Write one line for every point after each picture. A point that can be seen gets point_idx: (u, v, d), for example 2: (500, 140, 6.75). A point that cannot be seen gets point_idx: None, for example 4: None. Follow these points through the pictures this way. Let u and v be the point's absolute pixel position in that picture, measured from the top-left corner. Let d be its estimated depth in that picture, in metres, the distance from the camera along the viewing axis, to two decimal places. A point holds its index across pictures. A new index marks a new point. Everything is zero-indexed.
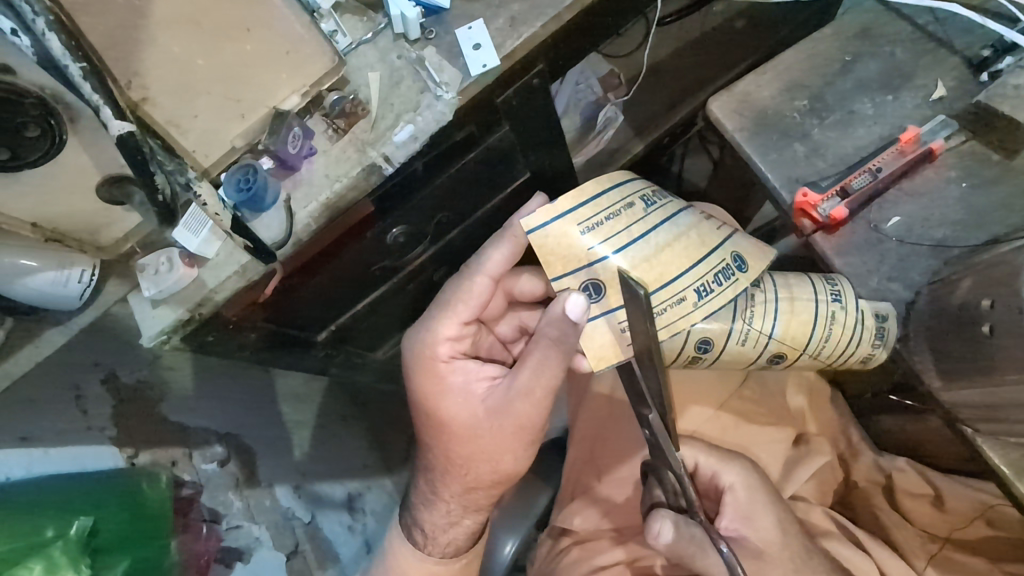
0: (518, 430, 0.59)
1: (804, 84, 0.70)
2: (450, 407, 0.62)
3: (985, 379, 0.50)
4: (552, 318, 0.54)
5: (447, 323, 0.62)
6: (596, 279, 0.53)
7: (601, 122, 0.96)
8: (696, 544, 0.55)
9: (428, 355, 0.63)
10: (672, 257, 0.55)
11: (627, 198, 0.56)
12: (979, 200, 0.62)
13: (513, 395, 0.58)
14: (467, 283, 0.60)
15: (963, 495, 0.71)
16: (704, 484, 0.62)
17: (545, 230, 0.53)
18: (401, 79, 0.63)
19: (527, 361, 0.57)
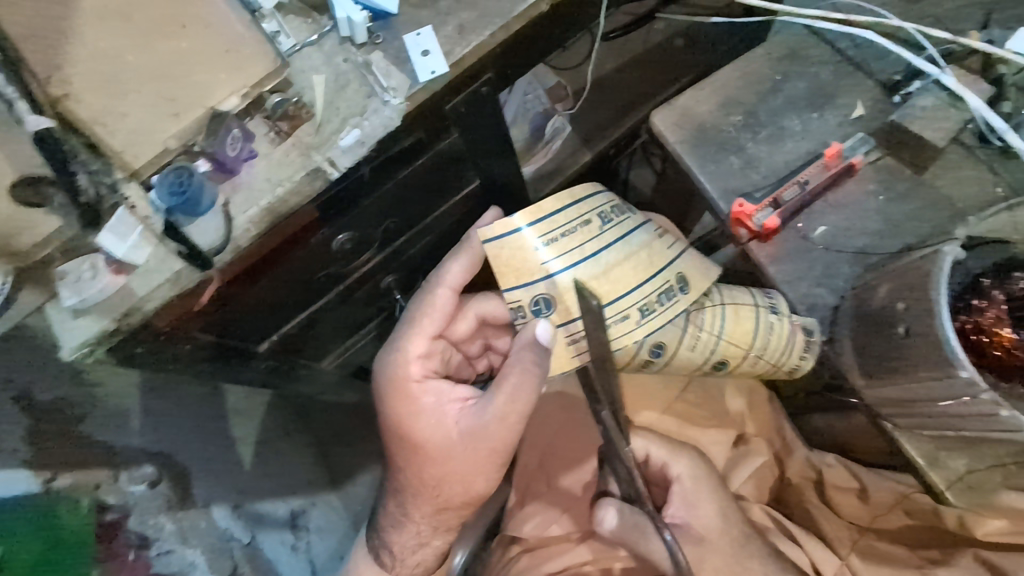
0: (493, 454, 0.55)
1: (739, 100, 0.74)
2: (423, 431, 0.57)
3: (899, 376, 0.53)
4: (523, 343, 0.54)
5: (415, 341, 0.57)
6: (548, 293, 0.52)
7: (550, 131, 0.99)
8: (639, 530, 0.57)
9: (397, 376, 0.58)
10: (619, 277, 0.53)
11: (582, 215, 0.54)
12: (895, 211, 0.68)
13: (488, 419, 0.54)
14: (431, 298, 0.56)
15: (884, 486, 0.75)
16: (653, 473, 0.63)
17: (500, 241, 0.52)
18: (348, 83, 0.62)
19: (504, 380, 0.54)
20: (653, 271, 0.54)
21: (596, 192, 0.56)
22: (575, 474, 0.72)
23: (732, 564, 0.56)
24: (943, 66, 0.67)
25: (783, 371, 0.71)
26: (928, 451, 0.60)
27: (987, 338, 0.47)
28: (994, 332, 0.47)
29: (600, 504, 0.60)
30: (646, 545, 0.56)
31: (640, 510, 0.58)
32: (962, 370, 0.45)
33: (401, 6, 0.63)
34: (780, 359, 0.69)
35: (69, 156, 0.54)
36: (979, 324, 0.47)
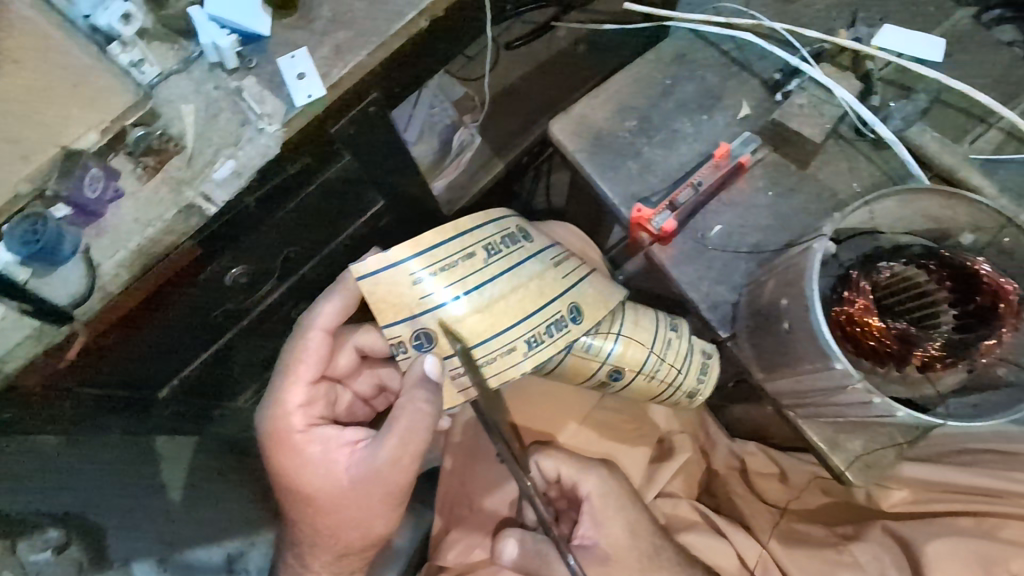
0: (386, 496, 0.56)
1: (632, 106, 0.75)
2: (311, 481, 0.57)
3: (791, 370, 0.55)
4: (413, 379, 0.54)
5: (293, 390, 0.57)
6: (426, 328, 0.53)
7: (457, 144, 0.98)
8: (541, 558, 0.62)
9: (281, 428, 0.58)
10: (505, 309, 0.53)
11: (468, 247, 0.53)
12: (784, 206, 0.70)
13: (378, 464, 0.55)
14: (302, 343, 0.57)
15: (801, 468, 0.78)
16: (567, 490, 0.67)
17: (376, 277, 0.51)
18: (220, 111, 0.58)
19: (391, 423, 0.55)
20: (541, 302, 0.55)
21: (485, 222, 0.55)
22: (499, 493, 0.71)
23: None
24: (813, 64, 0.71)
25: (680, 398, 0.69)
26: (829, 436, 0.63)
27: (860, 327, 0.49)
28: (864, 321, 0.49)
29: (504, 534, 0.64)
30: (551, 567, 0.61)
31: (543, 537, 0.62)
32: (838, 361, 0.47)
33: (274, 28, 0.60)
34: (675, 380, 0.66)
35: None
36: (850, 314, 0.49)
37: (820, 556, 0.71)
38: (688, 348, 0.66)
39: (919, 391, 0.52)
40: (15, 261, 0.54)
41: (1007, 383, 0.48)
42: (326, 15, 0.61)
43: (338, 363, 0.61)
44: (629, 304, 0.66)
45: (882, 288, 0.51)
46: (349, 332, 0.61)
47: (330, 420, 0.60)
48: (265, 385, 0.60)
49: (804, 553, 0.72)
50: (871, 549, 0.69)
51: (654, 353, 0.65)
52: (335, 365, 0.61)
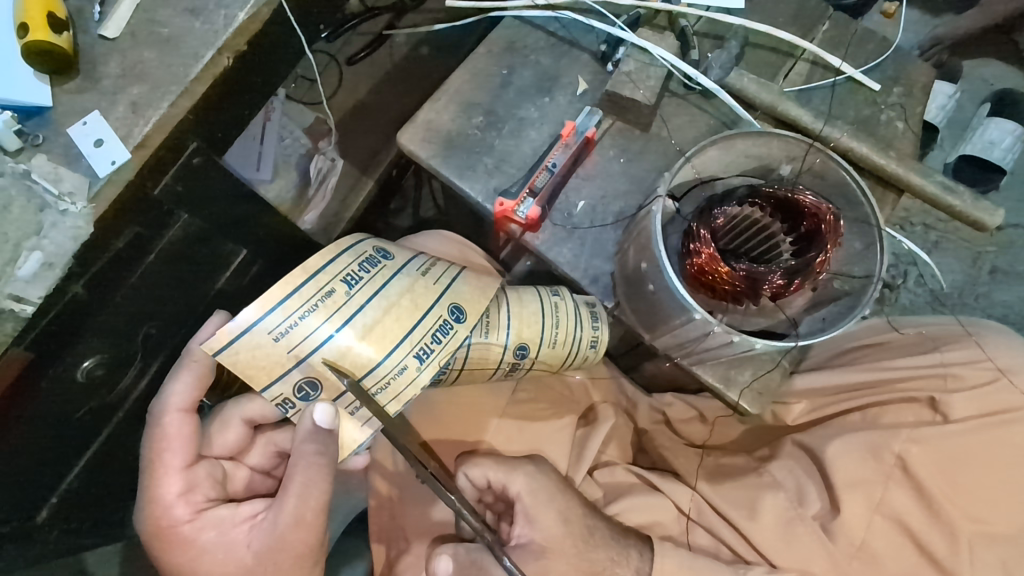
0: (299, 560, 0.54)
1: (475, 102, 0.75)
2: (212, 568, 0.54)
3: (666, 325, 0.58)
4: (304, 434, 0.50)
5: (167, 480, 0.54)
6: (310, 376, 0.49)
7: (316, 174, 0.93)
8: (478, 566, 0.60)
9: (166, 523, 0.54)
10: (385, 332, 0.50)
11: (323, 285, 0.48)
12: (637, 169, 0.73)
13: (281, 528, 0.52)
14: (159, 429, 0.54)
15: (712, 405, 0.83)
16: (500, 492, 0.66)
17: (233, 348, 0.46)
18: (10, 201, 0.52)
19: (287, 483, 0.52)
20: (419, 314, 0.52)
21: (338, 252, 0.50)
22: (431, 515, 0.69)
23: (576, 563, 0.62)
24: (630, 31, 0.73)
25: (586, 352, 0.68)
26: (721, 373, 0.66)
27: (711, 275, 0.52)
28: (713, 269, 0.51)
29: (437, 553, 0.61)
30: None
31: (476, 547, 0.61)
32: (696, 313, 0.50)
33: (57, 96, 0.55)
34: (574, 339, 0.66)
35: None
36: (700, 265, 0.52)
37: (742, 479, 0.73)
38: (575, 306, 0.67)
39: (775, 318, 0.56)
40: None
41: (845, 292, 0.54)
42: (114, 71, 0.56)
43: (219, 441, 0.58)
44: (509, 290, 0.66)
45: (720, 230, 0.54)
46: (225, 407, 0.58)
47: (222, 501, 0.56)
48: (137, 484, 0.56)
49: (731, 485, 0.73)
50: (785, 464, 0.73)
51: (547, 322, 0.64)
52: (215, 444, 0.58)
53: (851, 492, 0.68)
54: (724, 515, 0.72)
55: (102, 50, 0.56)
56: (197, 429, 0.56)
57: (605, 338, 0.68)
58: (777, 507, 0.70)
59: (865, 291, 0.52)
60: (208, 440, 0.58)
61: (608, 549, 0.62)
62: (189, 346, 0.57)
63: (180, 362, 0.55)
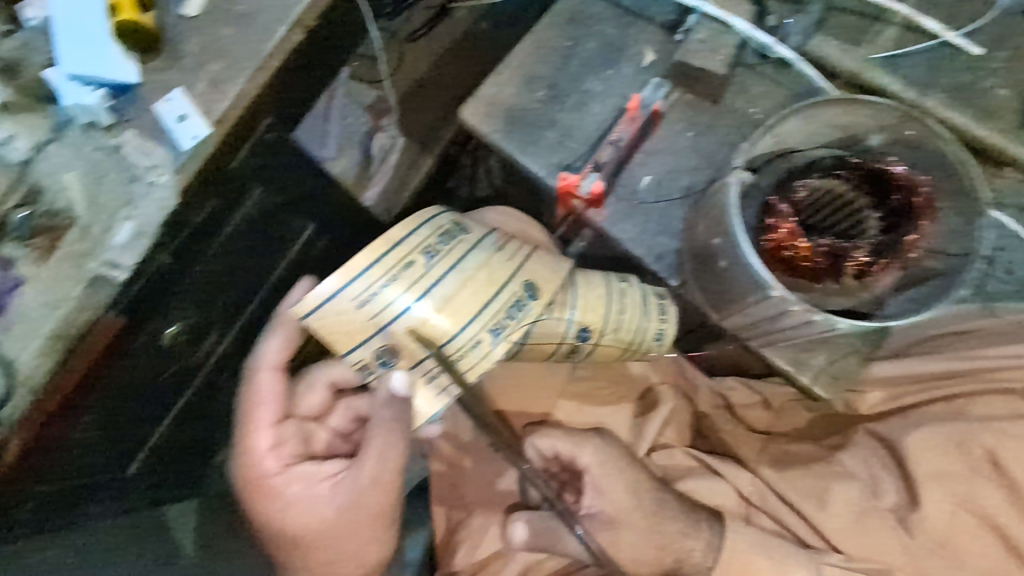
0: (375, 519, 0.57)
1: (538, 75, 0.74)
2: (296, 519, 0.57)
3: (738, 305, 0.56)
4: (383, 400, 0.52)
5: (260, 434, 0.57)
6: (389, 344, 0.49)
7: (378, 152, 0.95)
8: (552, 533, 0.63)
9: (258, 474, 0.58)
10: (461, 305, 0.48)
11: (403, 257, 0.47)
12: (706, 143, 0.70)
13: (360, 487, 0.55)
14: (253, 387, 0.58)
15: (779, 393, 0.80)
16: (564, 465, 0.65)
17: (319, 313, 0.47)
18: (105, 173, 0.55)
19: (365, 446, 0.55)
20: (495, 289, 0.50)
21: (418, 223, 0.48)
22: (496, 486, 0.69)
23: (646, 533, 0.60)
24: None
25: (649, 343, 0.66)
26: (793, 356, 0.64)
27: (790, 252, 0.51)
28: (792, 246, 0.51)
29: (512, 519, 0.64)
30: (564, 544, 0.62)
31: (550, 515, 0.63)
32: (772, 289, 0.48)
33: (142, 73, 0.57)
34: (637, 328, 0.63)
35: None
36: (778, 241, 0.51)
37: (811, 471, 0.70)
38: (641, 294, 0.64)
39: (857, 297, 0.51)
40: None
41: (940, 271, 0.49)
42: (195, 49, 0.58)
43: (306, 401, 0.61)
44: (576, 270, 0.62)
45: (800, 208, 0.53)
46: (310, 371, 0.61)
47: (307, 457, 0.59)
48: (233, 436, 0.60)
49: (799, 473, 0.71)
50: (859, 454, 0.70)
51: (612, 306, 0.61)
52: (302, 404, 0.61)
53: (935, 485, 0.64)
54: (792, 504, 0.70)
55: (184, 29, 0.58)
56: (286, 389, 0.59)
57: (670, 333, 0.66)
58: (851, 499, 0.67)
59: (964, 270, 0.47)
60: (296, 400, 0.61)
61: (678, 522, 0.61)
62: (282, 309, 0.59)
63: (273, 324, 0.58)
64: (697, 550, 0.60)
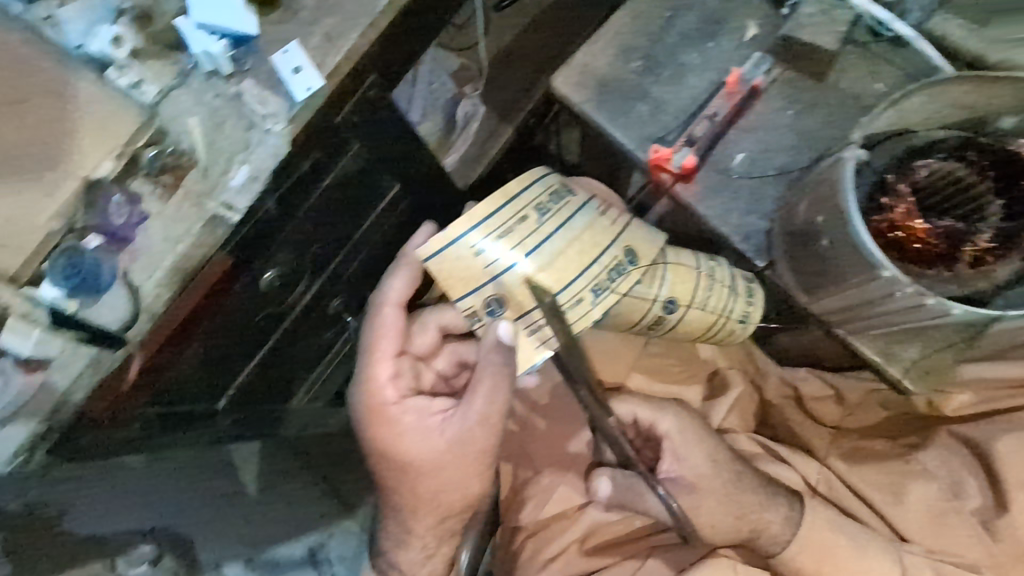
0: (481, 455, 0.60)
1: (634, 45, 0.72)
2: (411, 448, 0.60)
3: (835, 286, 0.56)
4: (488, 347, 0.53)
5: (381, 364, 0.59)
6: (499, 293, 0.50)
7: (461, 118, 0.96)
8: (634, 491, 0.65)
9: (375, 403, 0.60)
10: (569, 261, 0.51)
11: (519, 210, 0.50)
12: (806, 122, 0.67)
13: (471, 424, 0.58)
14: (376, 318, 0.59)
15: (857, 386, 0.75)
16: (644, 431, 0.68)
17: (439, 257, 0.49)
18: (225, 119, 0.58)
19: (476, 388, 0.57)
20: (598, 251, 0.53)
21: (532, 180, 0.52)
22: (566, 448, 0.74)
23: (724, 502, 0.64)
24: None
25: (732, 325, 0.68)
26: (881, 348, 0.63)
27: (903, 232, 0.50)
28: (908, 225, 0.50)
29: (593, 474, 0.67)
30: (644, 501, 0.64)
31: (632, 473, 0.65)
32: (885, 268, 0.47)
33: (260, 25, 0.59)
34: (724, 306, 0.66)
35: None
36: (892, 221, 0.50)
37: (886, 471, 0.70)
38: (732, 275, 0.67)
39: (974, 285, 0.50)
40: (58, 296, 0.53)
41: None
42: (310, 5, 0.60)
43: (419, 341, 0.62)
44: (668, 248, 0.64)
45: (916, 189, 0.51)
46: (423, 311, 0.62)
47: (418, 392, 0.62)
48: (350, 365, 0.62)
49: (873, 468, 0.71)
50: (938, 454, 0.69)
51: (700, 282, 0.64)
52: (415, 342, 0.62)
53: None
54: (863, 497, 0.71)
55: None
56: (405, 325, 0.60)
57: (754, 317, 0.69)
58: (928, 496, 0.67)
59: None
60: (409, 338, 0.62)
61: (755, 493, 0.64)
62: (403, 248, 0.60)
63: (396, 262, 0.59)
64: (775, 522, 0.65)
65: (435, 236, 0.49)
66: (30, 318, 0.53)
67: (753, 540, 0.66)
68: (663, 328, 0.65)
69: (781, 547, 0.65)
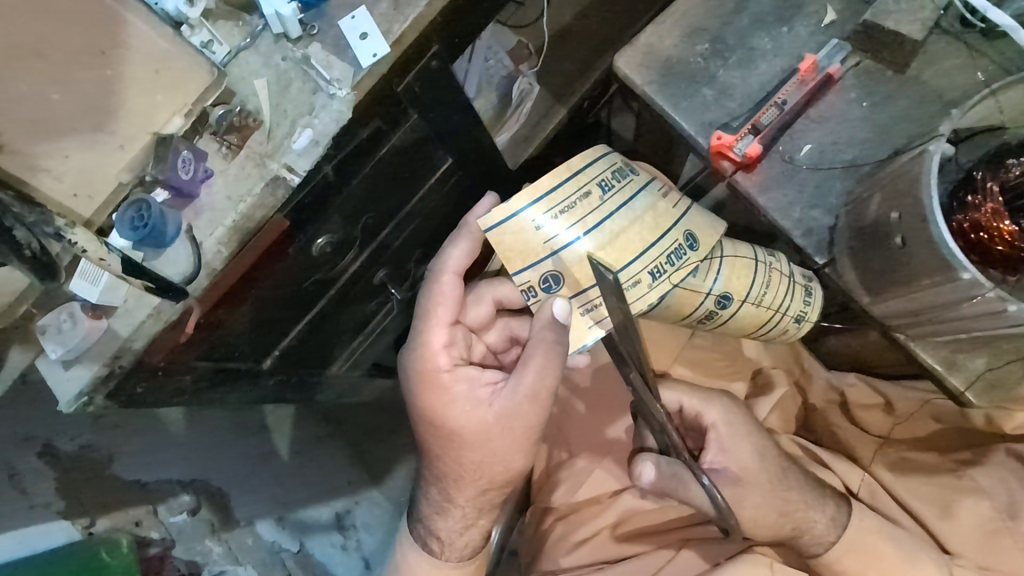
0: (527, 431, 0.60)
1: (703, 27, 0.68)
2: (460, 417, 0.60)
3: (904, 287, 0.54)
4: (541, 323, 0.56)
5: (436, 331, 0.60)
6: (555, 270, 0.54)
7: (517, 95, 0.95)
8: (678, 479, 0.64)
9: (427, 369, 0.61)
10: (626, 243, 0.54)
11: (583, 187, 0.54)
12: (881, 115, 0.64)
13: (521, 397, 0.59)
14: (435, 285, 0.60)
15: (910, 396, 0.72)
16: (689, 421, 0.68)
17: (501, 227, 0.52)
18: (290, 82, 0.59)
19: (527, 361, 0.58)
20: (658, 233, 0.56)
21: (596, 159, 0.55)
22: (605, 434, 0.77)
23: (770, 497, 0.63)
24: None
25: (788, 323, 0.67)
26: (945, 356, 0.59)
27: (988, 234, 0.47)
28: (994, 227, 0.47)
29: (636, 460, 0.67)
30: (688, 489, 0.63)
31: (676, 460, 0.64)
32: (964, 272, 0.46)
33: None
34: (782, 301, 0.65)
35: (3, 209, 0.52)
36: (976, 221, 0.48)
37: (933, 484, 0.68)
38: (790, 271, 0.66)
39: None
40: (128, 245, 0.59)
41: None
42: None
43: (473, 313, 0.64)
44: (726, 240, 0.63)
45: (1005, 188, 0.49)
46: (478, 285, 0.64)
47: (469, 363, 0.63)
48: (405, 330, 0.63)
49: (919, 480, 0.69)
50: (995, 472, 0.65)
51: (758, 276, 0.63)
52: (469, 314, 0.64)
53: None
54: (910, 511, 0.68)
55: None
56: (461, 294, 0.61)
57: (810, 315, 0.68)
58: (980, 515, 0.64)
59: None
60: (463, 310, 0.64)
61: (803, 493, 0.63)
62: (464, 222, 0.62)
63: (457, 231, 0.60)
64: (820, 522, 0.63)
65: (498, 208, 0.53)
66: (104, 261, 0.58)
67: (795, 539, 0.64)
68: (712, 322, 0.66)
69: (824, 548, 0.64)
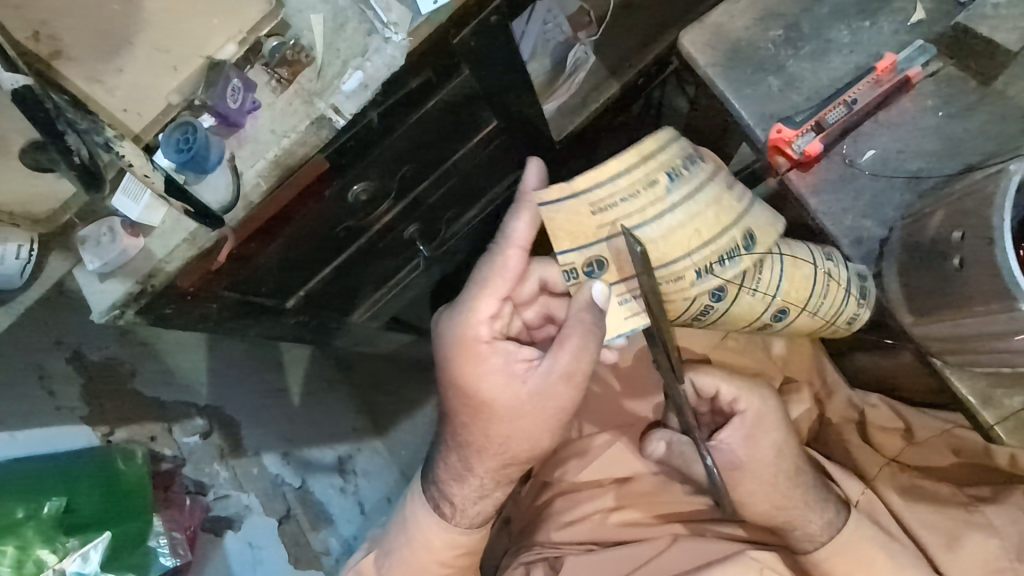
0: (556, 413, 0.61)
1: (780, 12, 0.65)
2: (493, 390, 0.60)
3: (953, 312, 0.52)
4: (580, 304, 0.56)
5: (484, 300, 0.60)
6: (601, 254, 0.54)
7: (571, 63, 0.91)
8: (683, 458, 0.70)
9: (470, 337, 0.61)
10: (682, 238, 0.53)
11: (650, 172, 0.53)
12: (956, 128, 0.60)
13: (554, 378, 0.59)
14: (500, 255, 0.59)
15: (932, 426, 0.71)
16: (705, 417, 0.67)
17: (557, 205, 0.53)
18: (346, 21, 0.58)
19: (563, 344, 0.58)
20: (719, 232, 0.55)
21: (667, 143, 0.54)
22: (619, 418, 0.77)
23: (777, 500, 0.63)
24: None
25: (839, 324, 0.67)
26: (982, 389, 0.57)
27: None
28: None
29: (652, 435, 0.72)
30: (691, 468, 0.70)
31: (686, 442, 0.70)
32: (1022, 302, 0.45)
33: None
34: (829, 310, 0.64)
35: (57, 115, 0.53)
36: None
37: (943, 518, 0.66)
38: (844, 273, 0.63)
39: None
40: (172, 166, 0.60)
41: None
42: None
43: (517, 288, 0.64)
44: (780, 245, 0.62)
45: None
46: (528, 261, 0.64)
47: (506, 337, 0.63)
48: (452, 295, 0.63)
49: (929, 508, 0.67)
50: (1008, 511, 0.64)
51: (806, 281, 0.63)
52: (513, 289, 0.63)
53: None
54: (914, 539, 0.67)
55: None
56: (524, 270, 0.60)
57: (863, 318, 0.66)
58: (985, 552, 0.63)
59: None
60: None
61: (805, 493, 0.63)
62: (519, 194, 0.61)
63: (517, 204, 0.59)
64: (815, 522, 0.64)
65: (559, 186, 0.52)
66: (149, 179, 0.57)
67: (786, 530, 0.65)
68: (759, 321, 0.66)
69: (813, 545, 0.64)
